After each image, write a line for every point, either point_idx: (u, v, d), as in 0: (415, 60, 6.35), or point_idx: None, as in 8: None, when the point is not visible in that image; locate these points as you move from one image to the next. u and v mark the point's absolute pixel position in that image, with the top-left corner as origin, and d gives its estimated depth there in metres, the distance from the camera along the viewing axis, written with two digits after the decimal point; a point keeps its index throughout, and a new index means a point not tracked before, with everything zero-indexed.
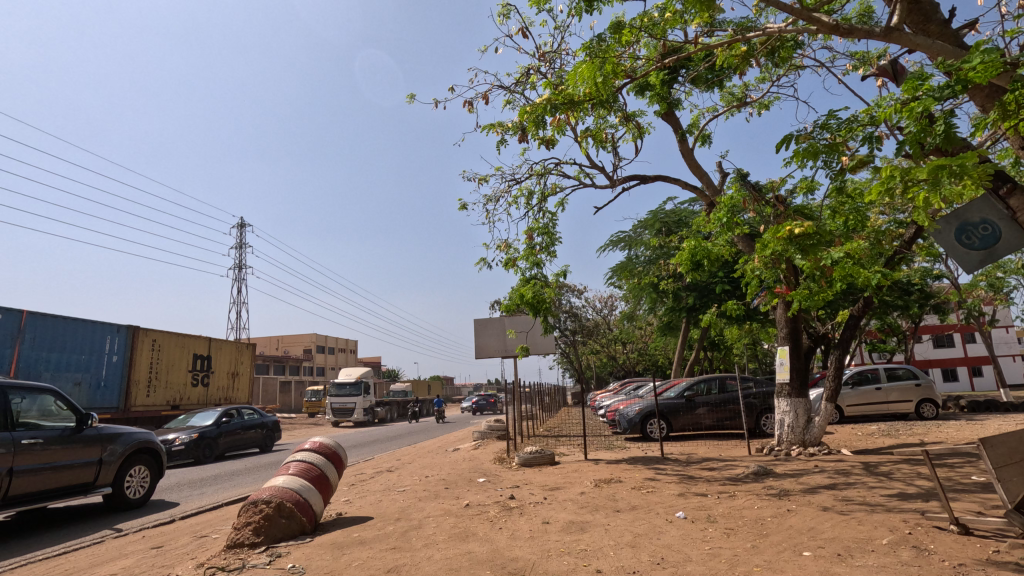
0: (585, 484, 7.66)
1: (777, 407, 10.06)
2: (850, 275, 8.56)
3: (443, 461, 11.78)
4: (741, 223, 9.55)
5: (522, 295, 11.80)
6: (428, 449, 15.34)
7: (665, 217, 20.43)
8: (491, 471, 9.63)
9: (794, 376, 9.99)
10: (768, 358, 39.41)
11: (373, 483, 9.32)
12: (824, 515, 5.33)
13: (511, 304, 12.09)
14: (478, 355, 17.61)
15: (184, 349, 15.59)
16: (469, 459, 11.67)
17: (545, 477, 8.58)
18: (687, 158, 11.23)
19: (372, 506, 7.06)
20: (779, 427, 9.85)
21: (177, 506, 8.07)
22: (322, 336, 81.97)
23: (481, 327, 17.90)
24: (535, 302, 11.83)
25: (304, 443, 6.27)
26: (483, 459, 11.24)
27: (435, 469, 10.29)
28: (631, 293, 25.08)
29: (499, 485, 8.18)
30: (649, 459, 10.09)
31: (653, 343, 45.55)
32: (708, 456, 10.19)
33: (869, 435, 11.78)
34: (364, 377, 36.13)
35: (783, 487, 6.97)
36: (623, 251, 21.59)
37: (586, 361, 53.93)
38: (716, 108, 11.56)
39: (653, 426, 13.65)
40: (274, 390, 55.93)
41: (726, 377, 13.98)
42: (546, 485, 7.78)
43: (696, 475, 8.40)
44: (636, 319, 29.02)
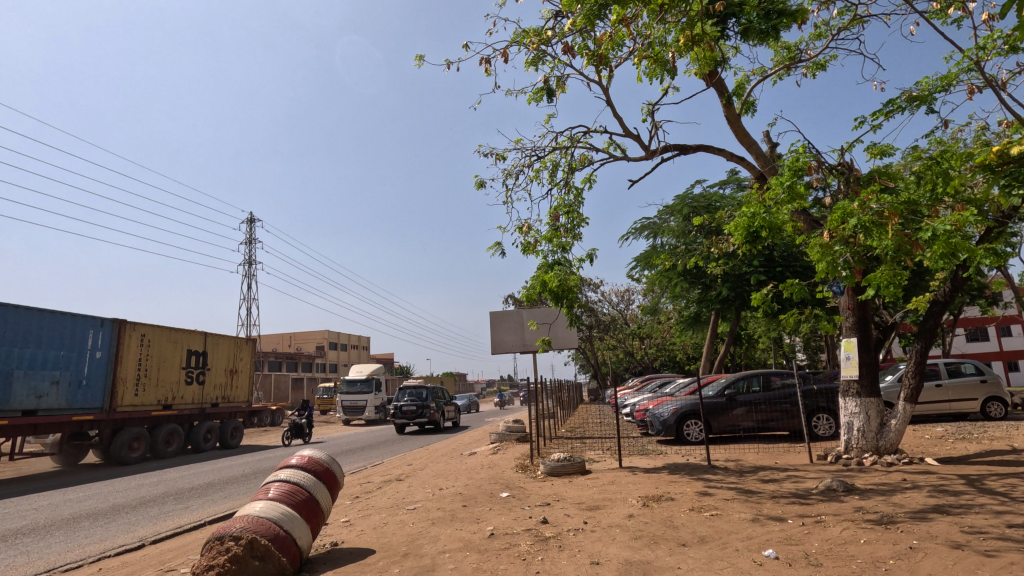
0: (630, 503, 6.41)
1: (843, 407, 8.73)
2: (949, 254, 7.17)
3: (459, 468, 10.56)
4: (807, 192, 8.16)
5: (545, 283, 10.54)
6: (442, 452, 14.16)
7: (694, 202, 19.03)
8: (514, 483, 8.44)
9: (864, 372, 8.66)
10: (794, 352, 37.83)
11: (379, 497, 8.12)
12: (970, 560, 4.01)
13: (532, 292, 10.82)
14: (494, 350, 16.40)
15: (177, 344, 14.53)
16: (487, 465, 10.49)
17: (579, 493, 7.32)
18: (733, 124, 9.86)
19: (376, 532, 5.87)
20: (847, 431, 8.54)
21: (149, 527, 6.95)
22: (335, 333, 81.40)
23: (498, 321, 16.68)
24: (560, 290, 10.56)
25: (290, 458, 5.05)
26: (503, 467, 10.04)
27: (450, 479, 9.11)
28: (655, 285, 23.72)
29: (526, 503, 6.96)
30: (695, 469, 8.79)
31: (672, 338, 44.03)
32: (761, 465, 8.87)
33: (942, 439, 10.35)
34: (376, 374, 35.19)
35: (881, 510, 5.63)
36: (648, 239, 20.24)
37: (603, 357, 52.69)
38: (764, 69, 10.17)
39: (688, 428, 12.34)
40: (287, 387, 55.45)
41: (770, 373, 12.65)
42: (582, 505, 6.54)
43: (759, 490, 7.11)
44: (659, 312, 27.68)
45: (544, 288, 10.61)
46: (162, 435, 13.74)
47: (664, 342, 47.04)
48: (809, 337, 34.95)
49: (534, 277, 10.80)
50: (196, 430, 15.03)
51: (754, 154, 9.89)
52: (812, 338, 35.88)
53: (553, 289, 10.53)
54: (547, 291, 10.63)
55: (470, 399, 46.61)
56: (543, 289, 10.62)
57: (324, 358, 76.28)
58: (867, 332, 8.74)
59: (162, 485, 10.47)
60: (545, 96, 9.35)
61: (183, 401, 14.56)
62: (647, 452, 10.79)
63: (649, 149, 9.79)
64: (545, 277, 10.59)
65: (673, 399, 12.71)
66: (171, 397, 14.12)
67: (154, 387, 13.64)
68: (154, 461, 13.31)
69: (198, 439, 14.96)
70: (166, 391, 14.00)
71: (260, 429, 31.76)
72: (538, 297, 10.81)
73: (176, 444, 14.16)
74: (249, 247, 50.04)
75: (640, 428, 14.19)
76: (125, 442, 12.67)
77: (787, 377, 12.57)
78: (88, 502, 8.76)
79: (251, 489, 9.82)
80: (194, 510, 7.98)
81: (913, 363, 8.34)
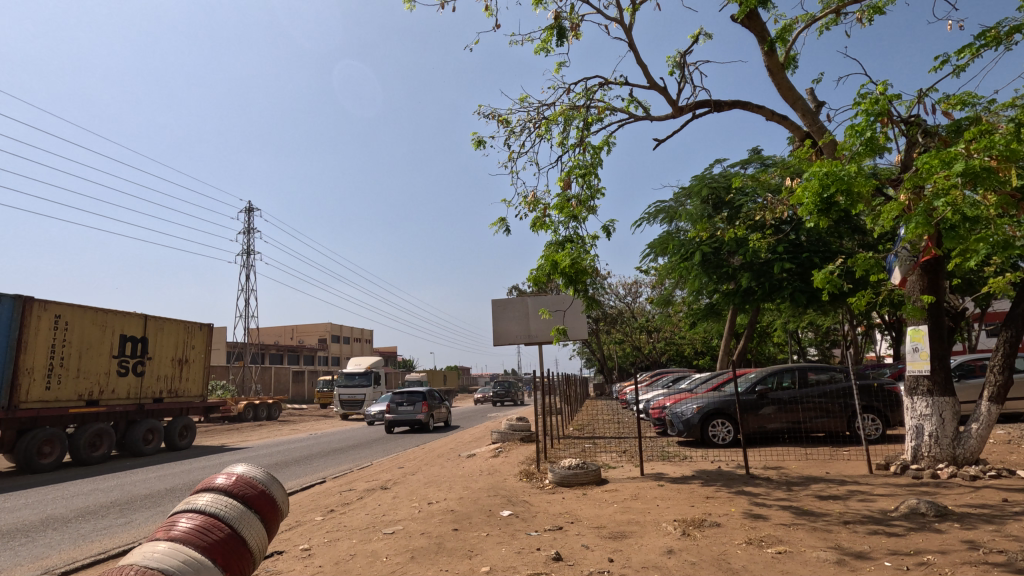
0: (666, 529, 5.08)
1: (910, 408, 7.35)
2: None
3: (454, 473, 9.28)
4: (883, 143, 6.67)
5: (556, 263, 9.15)
6: (439, 452, 12.89)
7: (713, 182, 17.56)
8: (518, 496, 7.13)
9: (936, 367, 7.25)
10: (808, 347, 36.37)
11: (357, 512, 6.81)
12: None
13: (540, 274, 9.43)
14: (496, 341, 15.09)
15: (107, 330, 13.34)
16: (489, 470, 9.19)
17: (597, 513, 5.97)
18: (775, 77, 8.44)
19: (340, 569, 4.54)
20: (915, 437, 7.16)
21: (55, 554, 5.63)
22: (337, 326, 80.31)
23: (501, 309, 15.35)
24: (573, 270, 9.16)
25: (214, 477, 3.70)
26: (506, 473, 8.75)
27: (444, 489, 7.84)
28: (669, 275, 22.25)
29: (533, 525, 5.64)
30: (732, 480, 7.43)
31: (682, 331, 42.54)
32: (811, 475, 7.51)
33: (1014, 446, 8.92)
34: (375, 367, 34.05)
35: (1006, 548, 4.21)
36: (663, 224, 18.79)
37: (610, 350, 51.40)
38: (811, 15, 8.74)
39: (713, 430, 10.98)
40: (288, 380, 54.65)
41: (806, 367, 11.24)
42: (605, 531, 5.20)
43: (822, 509, 5.75)
44: (672, 304, 26.24)
45: (553, 267, 9.26)
46: (86, 438, 12.60)
47: (673, 335, 45.59)
48: (825, 329, 33.47)
49: (542, 255, 9.46)
50: (133, 428, 13.93)
51: (799, 111, 8.43)
52: (828, 330, 34.35)
53: (564, 268, 9.16)
54: (556, 270, 9.26)
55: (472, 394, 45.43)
56: (552, 268, 9.25)
57: (325, 351, 75.12)
58: (940, 319, 7.34)
59: (116, 491, 9.23)
60: (554, 36, 8.01)
61: (113, 395, 13.42)
62: (670, 458, 9.47)
63: (676, 105, 8.42)
64: (554, 255, 9.22)
65: (697, 396, 11.34)
66: (96, 392, 12.96)
67: (74, 379, 12.46)
68: (106, 469, 12.02)
69: (135, 441, 13.84)
70: (90, 384, 12.83)
71: (255, 424, 30.68)
72: (546, 279, 9.45)
73: (105, 447, 12.97)
74: (246, 236, 48.88)
75: (657, 428, 12.83)
76: (34, 446, 11.53)
77: (823, 372, 11.17)
78: (19, 513, 7.49)
79: None
80: (123, 528, 6.74)
81: (1000, 355, 6.94)
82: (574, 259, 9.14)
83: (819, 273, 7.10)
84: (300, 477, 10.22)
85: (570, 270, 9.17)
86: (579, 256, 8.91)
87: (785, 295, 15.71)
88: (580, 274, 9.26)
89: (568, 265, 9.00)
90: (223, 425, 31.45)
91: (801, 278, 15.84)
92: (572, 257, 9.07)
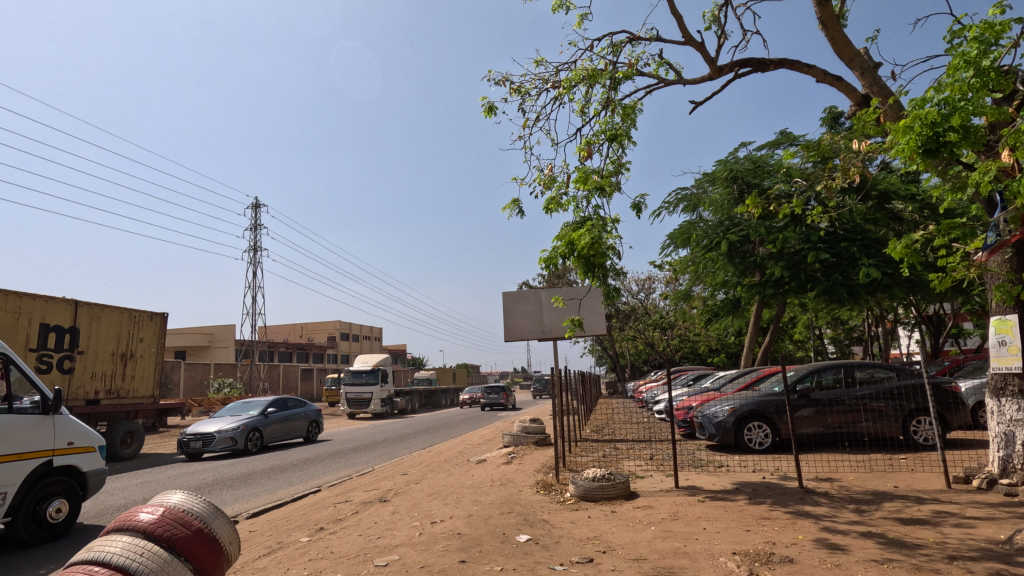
0: (726, 565, 4.07)
1: (995, 412, 6.27)
2: None
3: (462, 483, 8.32)
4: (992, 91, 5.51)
5: (576, 245, 8.16)
6: (447, 456, 11.95)
7: (738, 168, 16.46)
8: (536, 513, 6.15)
9: None
10: (830, 344, 35.00)
11: (349, 534, 5.88)
12: None
13: (557, 257, 8.43)
14: (507, 337, 14.12)
15: (23, 318, 12.49)
16: (502, 479, 8.23)
17: (632, 539, 4.99)
18: (830, 33, 7.38)
19: None
20: (1006, 446, 6.08)
21: None
22: (346, 323, 79.78)
23: (512, 303, 14.38)
24: (591, 254, 8.16)
25: (138, 512, 2.73)
26: (522, 483, 7.78)
27: (451, 503, 6.89)
28: (688, 268, 21.18)
29: (558, 554, 4.66)
30: (784, 495, 6.40)
31: (698, 327, 41.25)
32: (877, 490, 6.47)
33: None
34: (382, 365, 33.19)
35: None
36: (684, 212, 17.71)
37: (622, 348, 50.25)
38: None
39: (751, 433, 9.83)
40: (296, 379, 54.12)
41: (853, 364, 10.09)
42: (648, 566, 4.21)
43: (910, 538, 4.72)
44: (691, 299, 25.12)
45: (570, 248, 8.27)
46: None
47: (689, 331, 44.35)
48: (850, 323, 32.12)
49: (559, 235, 8.48)
50: None
51: (857, 69, 7.37)
52: (853, 325, 33.02)
53: (581, 249, 8.15)
54: (573, 253, 8.25)
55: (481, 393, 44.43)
56: (569, 249, 8.21)
57: (334, 348, 74.56)
58: None
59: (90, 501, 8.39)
60: None
61: None
62: (705, 467, 8.44)
63: (715, 63, 7.39)
64: (571, 235, 8.24)
65: (730, 397, 10.25)
66: None
67: None
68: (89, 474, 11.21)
69: None
70: None
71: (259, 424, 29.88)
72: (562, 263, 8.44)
73: None
74: (252, 231, 48.36)
75: (684, 430, 11.72)
76: None
77: (873, 369, 9.99)
78: None
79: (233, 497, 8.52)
80: (63, 553, 5.79)
81: None
82: (593, 239, 8.10)
83: (897, 243, 6.18)
84: (292, 485, 9.31)
85: (589, 252, 8.13)
86: (601, 234, 7.90)
87: (821, 289, 14.43)
88: (601, 257, 8.21)
89: (588, 246, 7.98)
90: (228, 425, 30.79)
91: (837, 269, 14.57)
92: (593, 237, 8.03)
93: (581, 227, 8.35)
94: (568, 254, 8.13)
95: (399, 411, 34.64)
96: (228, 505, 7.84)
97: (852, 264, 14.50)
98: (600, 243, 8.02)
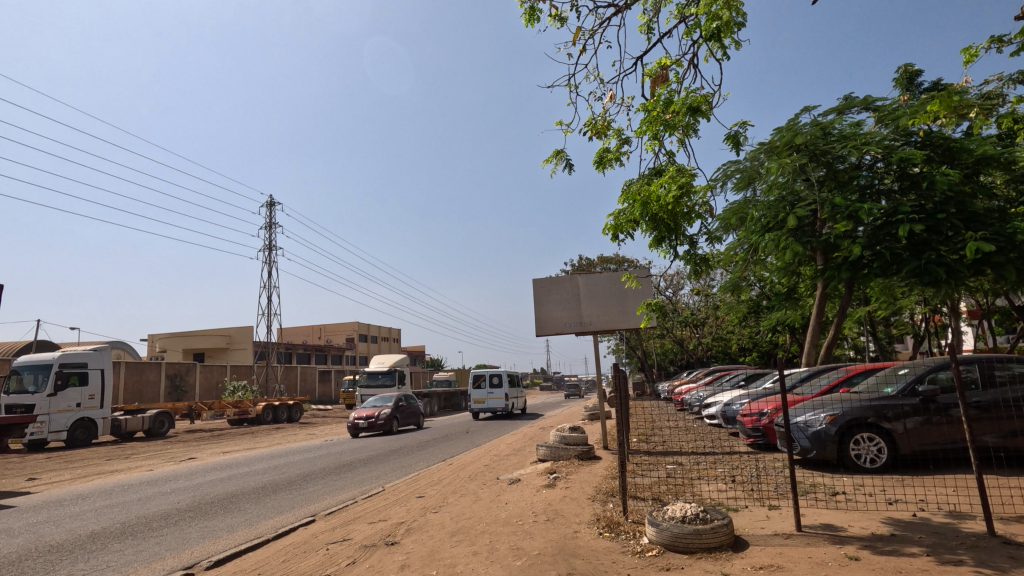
0: None
1: None
2: None
3: (494, 516, 6.39)
4: None
5: (648, 199, 6.24)
6: (472, 472, 10.05)
7: (803, 136, 14.39)
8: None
9: None
10: (878, 340, 32.42)
11: None
12: None
13: (626, 217, 6.54)
14: (538, 330, 12.22)
15: None
16: (547, 510, 6.30)
17: None
18: None
19: None
20: None
21: None
22: (364, 324, 78.49)
23: (545, 291, 12.43)
24: (671, 212, 6.21)
25: None
26: (576, 518, 5.83)
27: (482, 553, 4.96)
28: (736, 255, 19.03)
29: None
30: (980, 550, 4.29)
31: (731, 322, 38.78)
32: None
33: None
34: (399, 365, 31.49)
35: None
36: (736, 188, 15.65)
37: (650, 347, 47.99)
38: None
39: (859, 449, 7.72)
40: (313, 381, 53.03)
41: (990, 360, 7.86)
42: None
43: None
44: (733, 292, 22.95)
45: (642, 208, 6.39)
46: None
47: (721, 328, 41.78)
48: (903, 315, 29.46)
49: (625, 192, 6.64)
50: None
51: None
52: (905, 318, 30.37)
53: (656, 207, 6.22)
54: (645, 215, 6.34)
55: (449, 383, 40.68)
56: (645, 208, 6.31)
57: (353, 350, 73.51)
58: None
59: (24, 535, 6.63)
60: None
61: None
62: (817, 497, 6.37)
63: None
64: (644, 190, 6.33)
65: (827, 401, 8.15)
66: None
67: None
68: (55, 496, 9.58)
69: None
70: None
71: (273, 429, 28.38)
72: (630, 228, 6.61)
73: None
74: (268, 229, 47.26)
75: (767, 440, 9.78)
76: None
77: (1018, 365, 7.79)
78: None
79: (251, 515, 7.38)
80: None
81: None
82: (674, 187, 6.07)
83: None
84: (284, 512, 7.47)
85: (671, 209, 6.16)
86: (690, 182, 5.99)
87: (909, 270, 12.24)
88: (687, 219, 6.21)
89: (672, 202, 6.03)
90: (240, 428, 29.42)
91: (927, 246, 12.49)
92: (675, 188, 6.05)
93: (656, 178, 6.39)
94: (644, 215, 6.22)
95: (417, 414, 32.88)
96: (193, 546, 6.02)
97: (946, 237, 12.34)
98: (690, 195, 6.05)
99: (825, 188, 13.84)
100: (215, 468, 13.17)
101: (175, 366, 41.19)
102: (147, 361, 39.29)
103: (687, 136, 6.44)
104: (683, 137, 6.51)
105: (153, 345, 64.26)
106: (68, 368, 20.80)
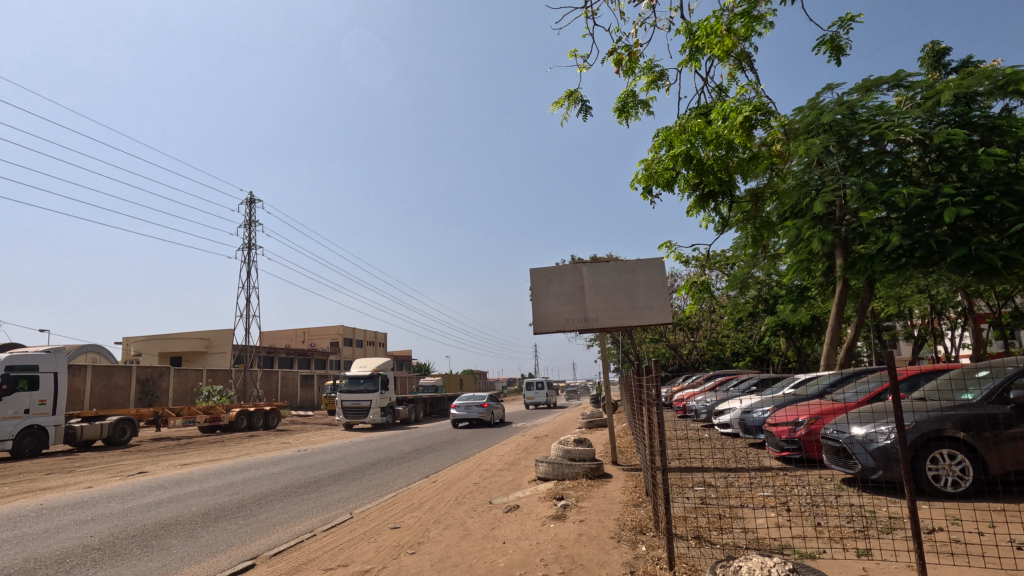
0: None
1: None
2: None
3: (489, 563, 4.82)
4: None
5: (704, 134, 4.67)
6: (459, 493, 8.48)
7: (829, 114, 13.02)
8: None
9: None
10: (879, 342, 31.40)
11: None
12: None
13: (667, 162, 4.98)
14: (537, 327, 10.66)
15: None
16: (558, 556, 4.74)
17: None
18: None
19: None
20: None
21: None
22: (350, 327, 76.28)
23: (544, 283, 10.83)
24: (727, 154, 4.67)
25: None
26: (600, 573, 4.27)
27: None
28: (743, 249, 17.65)
29: None
30: None
31: (727, 324, 37.65)
32: None
33: None
34: (382, 368, 29.70)
35: None
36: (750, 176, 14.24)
37: (642, 351, 46.75)
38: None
39: (935, 467, 6.33)
40: (294, 385, 50.98)
41: None
42: None
43: None
44: (737, 291, 21.64)
45: (687, 150, 4.85)
46: None
47: (715, 332, 40.59)
48: (905, 319, 28.48)
49: (664, 134, 5.06)
50: None
51: None
52: (906, 321, 29.41)
53: (711, 145, 4.68)
54: (693, 157, 4.80)
55: (414, 409, 32.70)
56: (694, 149, 4.77)
57: (338, 355, 71.41)
58: None
59: None
60: None
61: None
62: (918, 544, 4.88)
63: None
64: (694, 126, 4.77)
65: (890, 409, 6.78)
66: None
67: None
68: None
69: None
70: None
71: (246, 438, 26.46)
72: (668, 178, 5.05)
73: None
74: (247, 228, 45.43)
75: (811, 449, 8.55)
76: None
77: None
78: None
79: (170, 560, 5.67)
80: None
81: None
82: (739, 115, 4.48)
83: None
84: (216, 553, 5.83)
85: (731, 147, 4.59)
86: (762, 108, 4.41)
87: (953, 259, 11.13)
88: (750, 163, 4.63)
89: (738, 136, 4.46)
90: (211, 437, 27.45)
91: (971, 234, 11.40)
92: (741, 117, 4.46)
93: (707, 113, 4.85)
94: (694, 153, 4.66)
95: (401, 420, 31.13)
96: None
97: (994, 224, 11.32)
98: (762, 127, 4.45)
99: (850, 174, 12.64)
100: (165, 483, 11.48)
101: (147, 371, 38.92)
102: (117, 364, 37.15)
103: (741, 66, 5.10)
104: (734, 69, 5.16)
105: (128, 349, 61.63)
106: (15, 372, 18.85)
